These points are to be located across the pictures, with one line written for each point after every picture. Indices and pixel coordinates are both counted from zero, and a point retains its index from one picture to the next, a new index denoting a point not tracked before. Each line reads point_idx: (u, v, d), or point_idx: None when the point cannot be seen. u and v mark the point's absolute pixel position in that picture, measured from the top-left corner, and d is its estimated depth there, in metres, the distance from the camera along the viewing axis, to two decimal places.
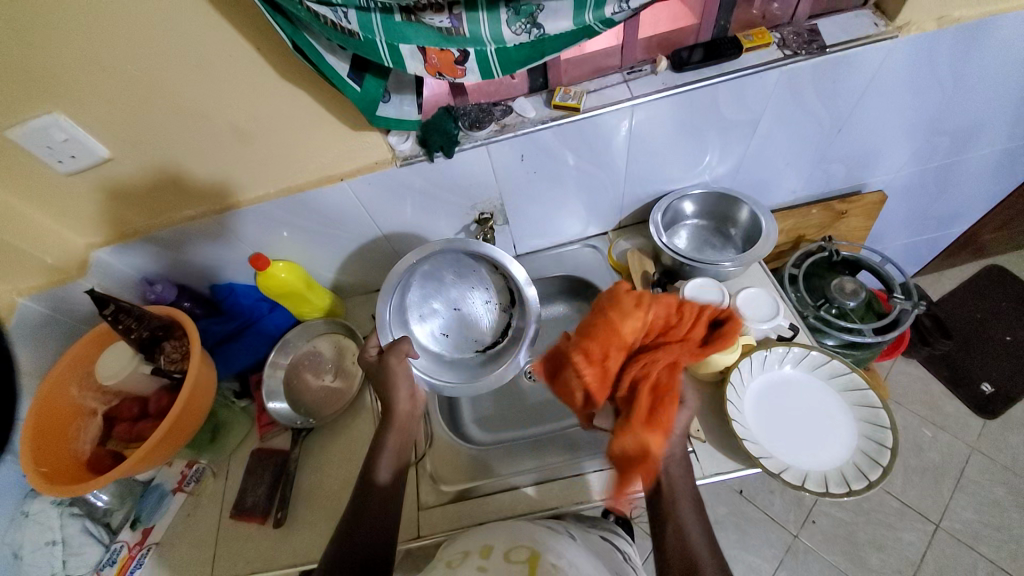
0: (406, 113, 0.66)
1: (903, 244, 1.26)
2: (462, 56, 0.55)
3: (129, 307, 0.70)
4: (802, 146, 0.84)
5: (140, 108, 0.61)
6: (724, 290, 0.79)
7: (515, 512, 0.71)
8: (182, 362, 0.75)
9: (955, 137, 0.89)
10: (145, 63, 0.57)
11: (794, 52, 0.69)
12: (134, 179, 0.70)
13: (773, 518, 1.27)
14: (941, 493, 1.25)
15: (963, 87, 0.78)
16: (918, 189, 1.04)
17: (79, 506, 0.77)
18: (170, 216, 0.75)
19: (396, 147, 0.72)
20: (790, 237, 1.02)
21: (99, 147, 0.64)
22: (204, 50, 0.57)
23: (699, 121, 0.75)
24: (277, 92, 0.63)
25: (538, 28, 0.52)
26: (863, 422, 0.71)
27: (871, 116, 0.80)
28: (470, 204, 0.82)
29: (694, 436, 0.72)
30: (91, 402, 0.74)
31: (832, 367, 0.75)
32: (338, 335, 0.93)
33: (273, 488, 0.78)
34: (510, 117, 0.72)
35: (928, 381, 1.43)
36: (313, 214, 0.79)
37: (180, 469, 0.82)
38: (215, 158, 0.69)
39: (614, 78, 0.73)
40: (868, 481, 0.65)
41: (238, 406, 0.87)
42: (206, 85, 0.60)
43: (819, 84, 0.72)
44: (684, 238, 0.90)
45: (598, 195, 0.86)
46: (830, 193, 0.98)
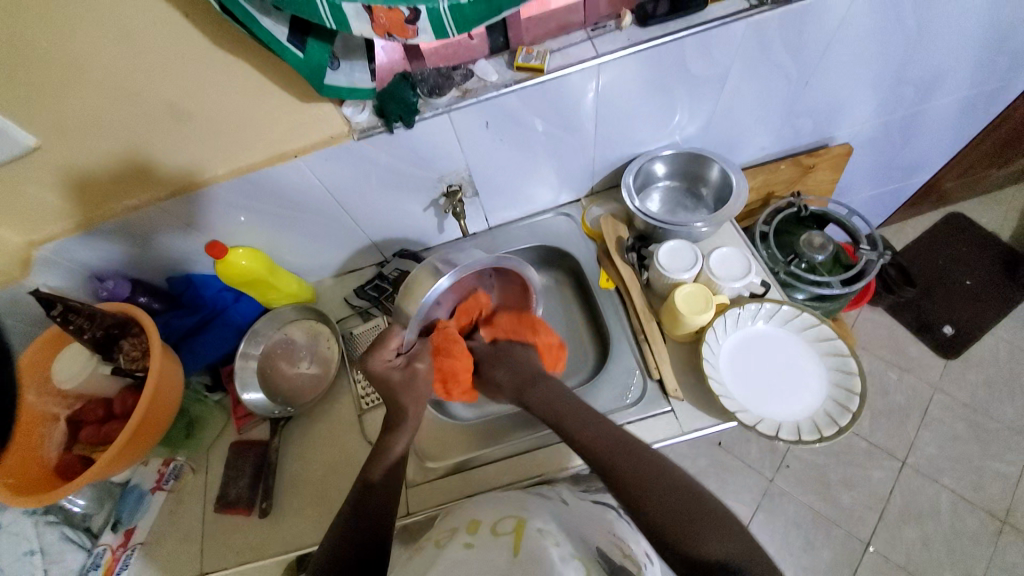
0: (358, 80, 0.63)
1: (869, 197, 1.29)
2: (413, 14, 0.50)
3: (78, 306, 0.67)
4: (771, 101, 0.83)
5: (61, 87, 0.55)
6: (697, 251, 0.79)
7: (502, 482, 0.72)
8: (143, 359, 0.71)
9: (919, 86, 0.89)
10: (59, 37, 0.51)
11: (759, 3, 0.67)
12: (66, 168, 0.64)
13: (750, 466, 1.33)
14: (906, 431, 1.33)
15: (927, 34, 0.77)
16: (883, 140, 1.04)
17: (54, 514, 0.74)
18: (112, 207, 0.70)
19: (353, 118, 0.67)
20: (761, 194, 1.02)
21: (21, 135, 0.58)
22: (125, 19, 0.52)
23: (668, 78, 0.73)
24: (216, 64, 0.58)
25: None
26: (834, 370, 0.73)
27: (838, 67, 0.79)
28: (437, 177, 0.79)
29: (673, 395, 0.74)
30: (53, 407, 0.70)
31: (802, 320, 0.77)
32: (311, 321, 0.91)
33: (257, 478, 0.77)
34: (471, 81, 0.68)
35: (894, 327, 1.49)
36: (270, 195, 0.75)
37: (156, 468, 0.79)
38: (154, 139, 0.64)
39: (578, 36, 0.70)
40: (839, 427, 0.68)
41: (212, 401, 0.85)
42: (132, 59, 0.55)
43: (785, 36, 0.71)
44: (657, 201, 0.90)
45: (568, 162, 0.84)
46: (799, 148, 0.98)
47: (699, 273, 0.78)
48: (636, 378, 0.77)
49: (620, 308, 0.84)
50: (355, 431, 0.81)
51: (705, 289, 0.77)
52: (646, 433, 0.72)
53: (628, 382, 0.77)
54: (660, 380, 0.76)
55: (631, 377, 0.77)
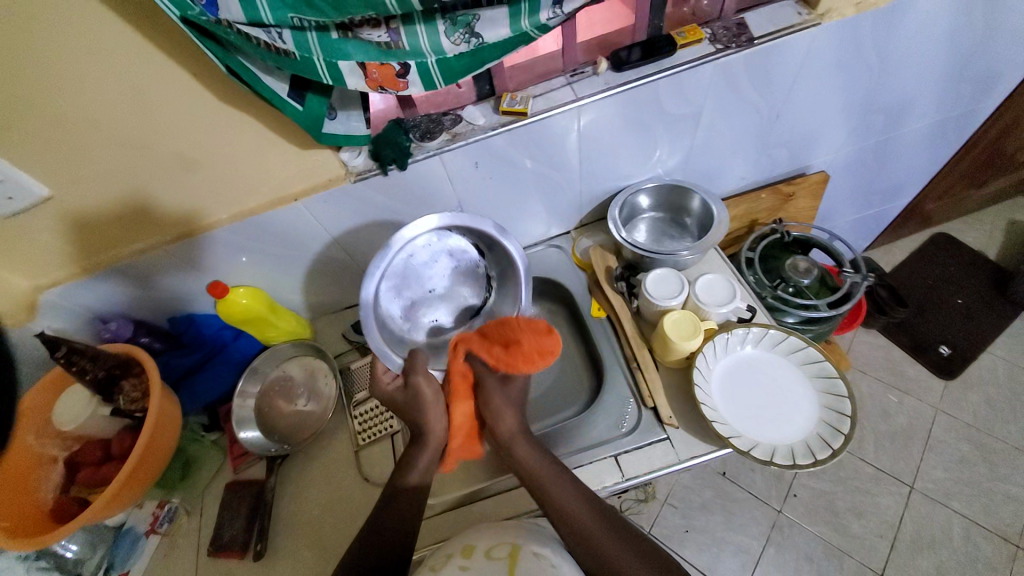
0: (354, 128, 0.67)
1: (851, 221, 1.33)
2: (403, 69, 0.55)
3: (81, 347, 0.68)
4: (745, 134, 0.87)
5: (77, 142, 0.59)
6: (683, 279, 0.82)
7: (500, 517, 0.71)
8: (143, 399, 0.72)
9: (885, 115, 0.94)
10: (77, 99, 0.55)
11: (724, 46, 0.72)
12: (79, 216, 0.67)
13: (757, 496, 1.30)
14: (911, 454, 1.31)
15: (887, 68, 0.83)
16: (858, 167, 1.09)
17: (47, 559, 0.72)
18: (118, 251, 0.73)
19: (349, 162, 0.72)
20: (745, 222, 1.06)
21: (38, 187, 0.62)
22: (137, 80, 0.56)
23: (645, 117, 0.77)
24: (221, 117, 0.63)
25: (477, 37, 0.54)
26: (824, 393, 0.74)
27: (805, 102, 0.84)
28: (430, 215, 0.83)
29: (667, 423, 0.74)
30: (52, 449, 0.70)
31: (789, 343, 0.78)
32: (308, 357, 0.92)
33: (252, 519, 0.76)
34: (460, 125, 0.73)
35: (889, 348, 1.50)
36: (270, 236, 0.78)
37: (151, 510, 0.79)
38: (162, 187, 0.68)
39: (559, 81, 0.75)
40: (832, 450, 0.68)
41: (208, 440, 0.85)
42: (143, 116, 0.59)
43: (753, 74, 0.76)
44: (643, 232, 0.93)
45: (556, 196, 0.88)
46: (777, 177, 1.03)
47: (686, 299, 0.81)
48: (631, 407, 0.78)
49: (613, 337, 0.86)
50: (351, 467, 0.80)
51: (694, 315, 0.79)
52: (642, 462, 0.73)
53: (623, 410, 0.77)
54: (654, 408, 0.76)
55: (626, 406, 0.78)
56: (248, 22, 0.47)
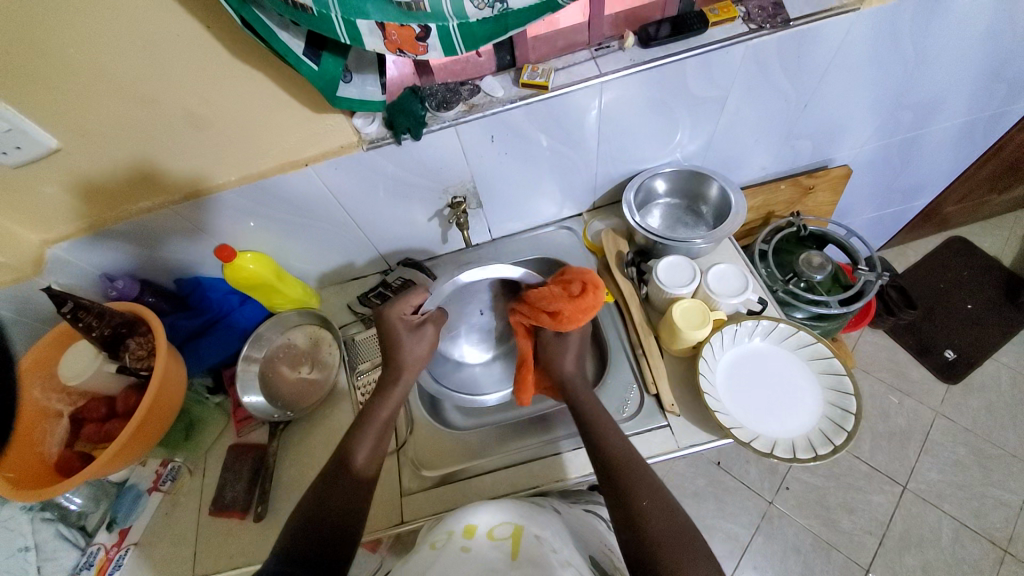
0: (369, 93, 0.65)
1: (869, 219, 1.30)
2: (424, 32, 0.53)
3: (88, 303, 0.68)
4: (769, 123, 0.85)
5: (86, 92, 0.58)
6: (695, 267, 0.80)
7: (497, 493, 0.72)
8: (148, 358, 0.72)
9: (917, 111, 0.91)
10: (87, 48, 0.54)
11: (759, 27, 0.69)
12: (88, 170, 0.66)
13: (749, 486, 1.32)
14: (907, 454, 1.32)
15: (926, 60, 0.79)
16: (883, 163, 1.06)
17: (51, 510, 0.74)
18: (127, 209, 0.72)
19: (363, 130, 0.70)
20: (760, 213, 1.03)
21: (47, 137, 0.61)
22: (149, 31, 0.54)
23: (670, 98, 0.75)
24: (234, 74, 0.61)
25: (501, 3, 0.50)
26: (830, 389, 0.73)
27: (835, 91, 0.81)
28: (442, 188, 0.81)
29: (670, 411, 0.74)
30: (56, 404, 0.70)
31: (798, 338, 0.77)
32: (313, 326, 0.92)
33: (253, 483, 0.77)
34: (478, 97, 0.71)
35: (894, 349, 1.49)
36: (279, 202, 0.77)
37: (154, 469, 0.80)
38: (170, 145, 0.66)
39: (582, 55, 0.72)
40: (833, 445, 0.68)
41: (212, 403, 0.86)
42: (155, 68, 0.57)
43: (784, 60, 0.73)
44: (657, 218, 0.91)
45: (571, 176, 0.86)
46: (799, 169, 1.00)
47: (697, 288, 0.79)
48: (634, 392, 0.77)
49: (620, 322, 0.85)
50: None
51: (704, 304, 0.78)
52: (641, 447, 0.73)
53: (625, 395, 0.77)
54: (657, 395, 0.76)
55: (629, 391, 0.77)
56: None
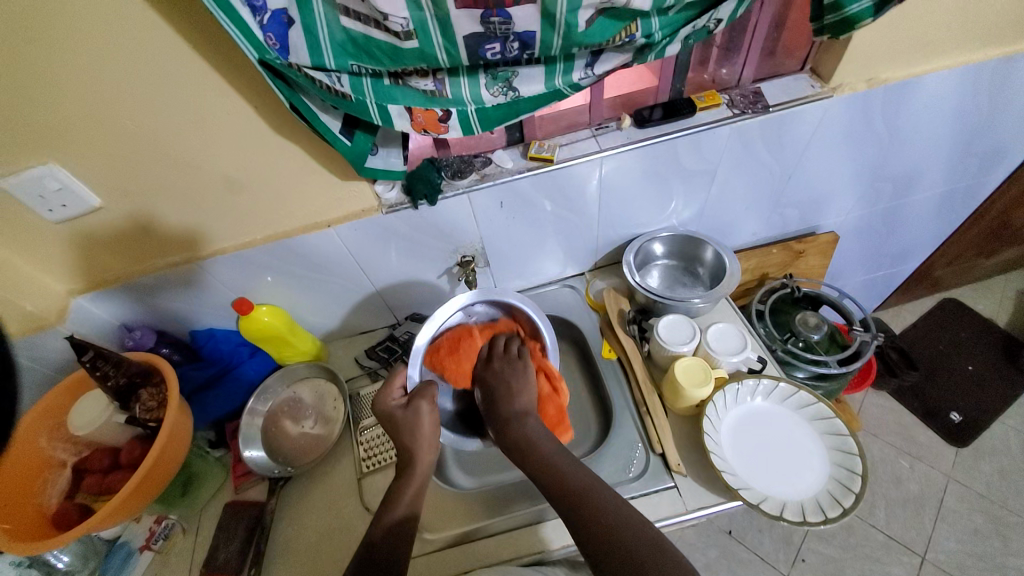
0: (393, 164, 0.70)
1: (861, 281, 1.35)
2: (445, 115, 0.60)
3: (108, 353, 0.70)
4: (758, 192, 0.91)
5: (137, 159, 0.64)
6: (695, 325, 0.83)
7: (499, 558, 0.70)
8: (158, 410, 0.73)
9: (895, 182, 0.98)
10: (146, 122, 0.60)
11: (742, 111, 0.77)
12: (125, 227, 0.71)
13: (764, 558, 1.25)
14: (923, 523, 1.27)
15: (896, 138, 0.87)
16: (868, 229, 1.12)
17: (36, 568, 0.70)
18: (157, 262, 0.77)
19: (383, 195, 0.76)
20: (755, 274, 1.08)
21: (91, 196, 0.66)
22: (202, 109, 0.61)
23: (664, 170, 0.82)
24: (270, 146, 0.67)
25: (513, 91, 0.59)
26: (834, 450, 0.73)
27: (815, 165, 0.89)
28: (453, 248, 0.86)
29: (676, 470, 0.74)
30: (61, 454, 0.71)
31: (800, 398, 0.78)
32: (319, 379, 0.93)
33: (247, 543, 0.74)
34: (489, 167, 0.77)
35: (900, 412, 1.47)
36: (298, 259, 0.81)
37: (148, 526, 0.78)
38: (203, 205, 0.72)
39: (584, 133, 0.80)
40: (843, 508, 0.67)
41: (213, 457, 0.84)
42: (202, 142, 0.64)
43: (767, 139, 0.80)
44: (656, 278, 0.95)
45: (574, 238, 0.91)
46: (789, 234, 1.06)
47: (697, 346, 0.82)
48: (639, 451, 0.77)
49: (623, 380, 0.86)
50: (353, 495, 0.79)
51: (704, 362, 0.80)
52: (648, 509, 0.71)
53: (630, 455, 0.77)
54: (663, 454, 0.76)
55: (634, 450, 0.77)
56: (312, 66, 0.52)
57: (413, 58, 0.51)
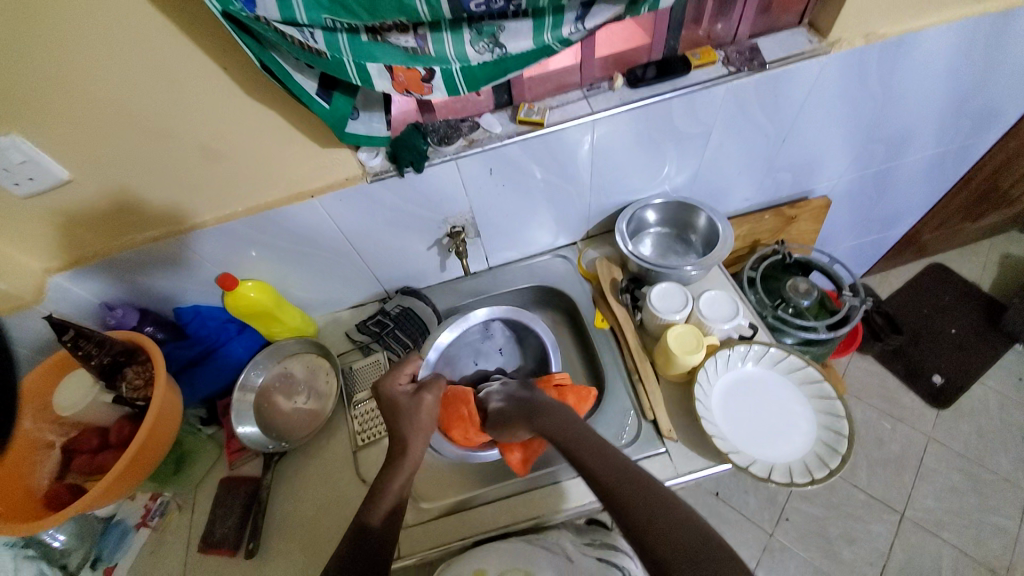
0: (376, 129, 0.67)
1: (852, 246, 1.35)
2: (428, 74, 0.57)
3: (90, 332, 0.68)
4: (752, 156, 0.90)
5: (102, 129, 0.60)
6: (688, 293, 0.83)
7: (497, 525, 0.72)
8: (145, 389, 0.71)
9: (889, 144, 0.97)
10: (107, 87, 0.56)
11: (737, 69, 0.75)
12: (94, 202, 0.68)
13: (750, 518, 1.30)
14: (903, 481, 1.32)
15: (892, 98, 0.85)
16: (861, 194, 1.11)
17: (34, 547, 0.72)
18: (134, 238, 0.74)
19: (367, 163, 0.73)
20: (747, 242, 1.07)
21: (59, 169, 0.62)
22: (168, 72, 0.57)
23: (658, 133, 0.79)
24: (244, 112, 0.64)
25: (500, 47, 0.56)
26: (822, 413, 0.75)
27: (810, 127, 0.87)
28: (441, 219, 0.84)
29: (667, 436, 0.75)
30: (49, 435, 0.70)
31: (789, 362, 0.79)
32: (311, 355, 0.91)
33: (244, 516, 0.76)
34: (477, 132, 0.75)
35: (885, 375, 1.51)
36: (281, 232, 0.78)
37: (142, 503, 0.78)
38: (178, 174, 0.68)
39: (575, 95, 0.77)
40: (829, 469, 0.69)
41: (205, 434, 0.85)
42: (170, 107, 0.60)
43: (762, 99, 0.78)
44: (649, 246, 0.94)
45: (566, 206, 0.89)
46: (781, 200, 1.05)
47: (690, 314, 0.82)
48: (632, 418, 0.78)
49: (616, 349, 0.86)
50: (348, 468, 0.80)
51: (697, 330, 0.80)
52: None
53: (623, 422, 0.78)
54: (654, 421, 0.77)
55: (626, 417, 0.78)
56: (283, 20, 0.48)
57: (391, 9, 0.48)
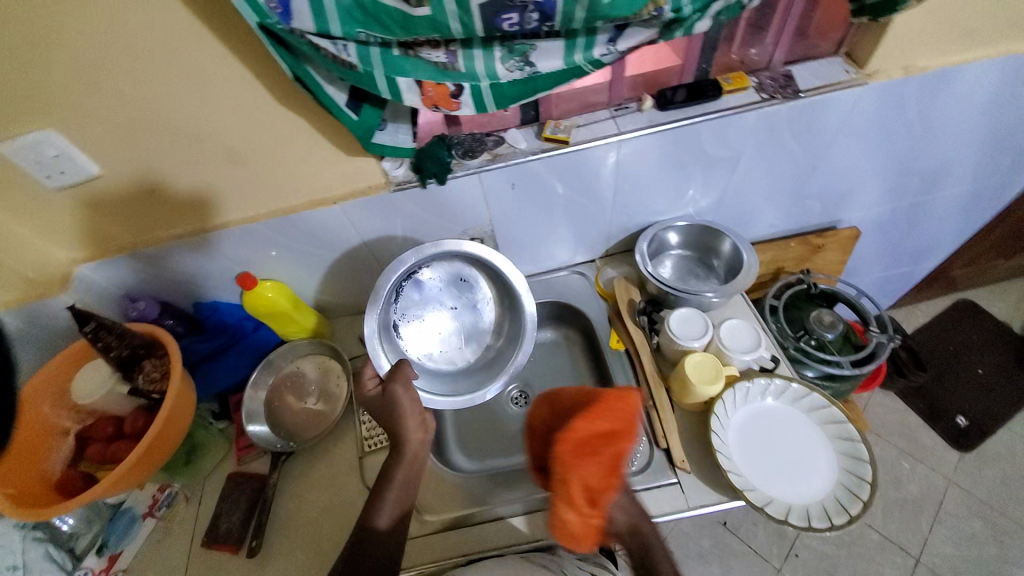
0: (401, 140, 0.67)
1: (879, 278, 1.31)
2: (457, 90, 0.57)
3: (110, 324, 0.70)
4: (780, 183, 0.88)
5: (138, 127, 0.62)
6: (708, 320, 0.81)
7: (500, 544, 0.70)
8: (161, 381, 0.72)
9: (925, 177, 0.94)
10: (146, 87, 0.58)
11: (771, 96, 0.73)
12: (125, 197, 0.70)
13: (757, 550, 1.26)
14: (920, 524, 1.26)
15: (931, 130, 0.82)
16: (892, 226, 1.08)
17: (42, 530, 0.73)
18: (160, 233, 0.75)
19: (391, 172, 0.74)
20: (770, 268, 1.04)
21: (90, 163, 0.64)
22: (203, 75, 0.58)
23: (684, 156, 0.78)
24: (275, 117, 0.64)
25: (530, 66, 0.55)
26: (844, 455, 0.72)
27: (844, 156, 0.84)
28: (460, 230, 0.84)
29: (681, 467, 0.72)
30: (66, 421, 0.71)
31: (811, 400, 0.76)
32: (322, 356, 0.92)
33: (249, 514, 0.76)
34: (502, 147, 0.74)
35: (906, 412, 1.46)
36: (302, 235, 0.79)
37: (151, 494, 0.79)
38: (206, 172, 0.69)
39: (602, 114, 0.76)
40: (849, 515, 0.66)
41: (216, 428, 0.85)
42: (204, 109, 0.61)
43: (795, 126, 0.76)
44: (669, 268, 0.93)
45: (586, 224, 0.88)
46: (808, 228, 1.02)
47: (709, 342, 0.80)
48: (643, 446, 0.77)
49: (630, 372, 0.85)
50: (354, 473, 0.80)
51: (716, 360, 0.78)
52: (651, 505, 0.71)
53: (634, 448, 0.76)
54: (668, 450, 0.74)
55: (637, 445, 0.77)
56: (317, 33, 0.49)
57: (424, 26, 0.48)
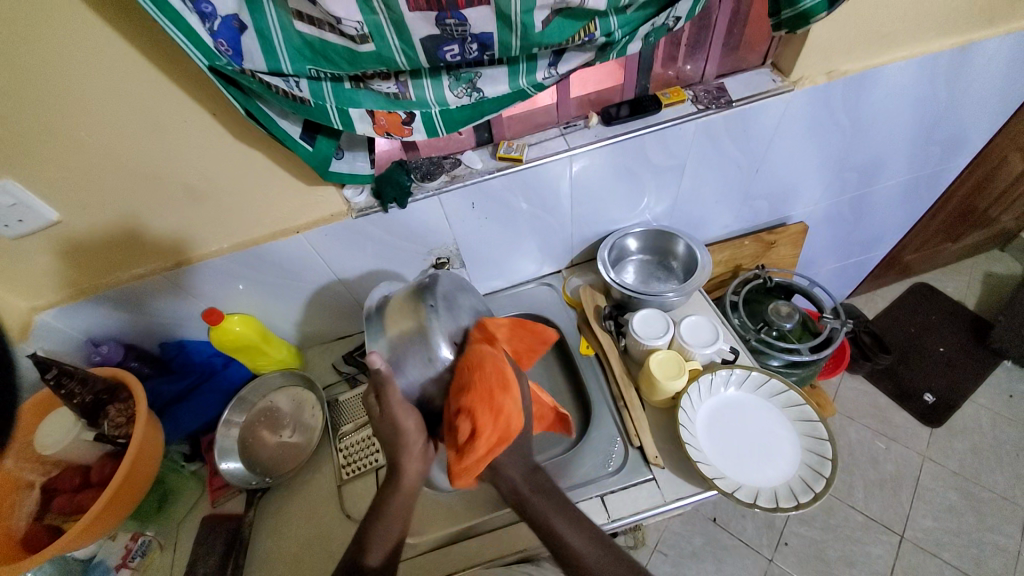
0: (359, 168, 0.69)
1: (834, 268, 1.38)
2: (408, 117, 0.60)
3: (72, 369, 0.69)
4: (728, 185, 0.93)
5: (94, 169, 0.62)
6: (668, 319, 0.85)
7: (483, 557, 0.71)
8: (127, 425, 0.71)
9: (860, 172, 1.01)
10: (100, 132, 0.59)
11: (705, 107, 0.78)
12: (85, 241, 0.69)
13: (749, 543, 1.28)
14: (900, 503, 1.31)
15: (857, 130, 0.89)
16: (838, 218, 1.15)
17: None
18: (120, 276, 0.75)
19: (352, 200, 0.76)
20: (729, 266, 1.09)
21: (48, 210, 0.64)
22: (157, 118, 0.59)
23: (634, 166, 0.82)
24: (233, 152, 0.66)
25: (478, 92, 0.59)
26: (805, 436, 0.75)
27: (782, 156, 0.90)
28: (426, 250, 0.86)
29: (654, 462, 0.75)
30: (29, 474, 0.68)
31: (771, 385, 0.80)
32: (296, 387, 0.91)
33: (225, 557, 0.73)
34: (459, 168, 0.77)
35: (876, 395, 1.52)
36: (268, 266, 0.80)
37: (124, 544, 0.76)
38: (168, 211, 0.70)
39: (553, 132, 0.80)
40: (814, 493, 0.69)
41: (188, 470, 0.83)
42: (161, 150, 0.62)
43: (733, 133, 0.82)
44: (631, 273, 0.96)
45: (549, 236, 0.92)
46: (758, 226, 1.08)
47: (672, 340, 0.83)
48: (618, 446, 0.78)
49: (601, 376, 0.87)
50: (334, 502, 0.79)
51: (678, 355, 0.81)
52: (629, 503, 0.73)
53: (609, 450, 0.78)
54: (641, 448, 0.77)
55: (613, 444, 0.78)
56: (269, 71, 0.51)
57: (372, 60, 0.51)
